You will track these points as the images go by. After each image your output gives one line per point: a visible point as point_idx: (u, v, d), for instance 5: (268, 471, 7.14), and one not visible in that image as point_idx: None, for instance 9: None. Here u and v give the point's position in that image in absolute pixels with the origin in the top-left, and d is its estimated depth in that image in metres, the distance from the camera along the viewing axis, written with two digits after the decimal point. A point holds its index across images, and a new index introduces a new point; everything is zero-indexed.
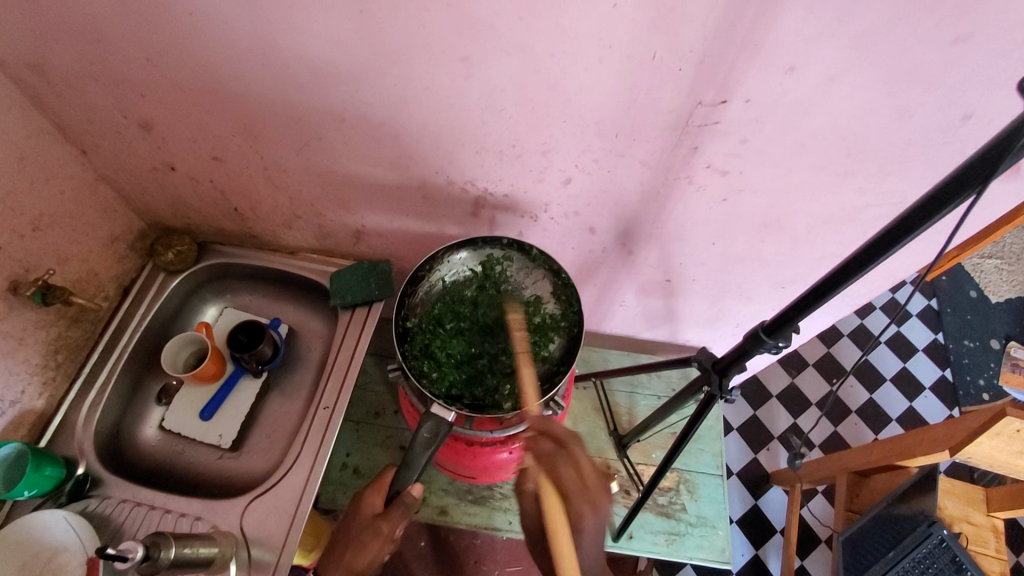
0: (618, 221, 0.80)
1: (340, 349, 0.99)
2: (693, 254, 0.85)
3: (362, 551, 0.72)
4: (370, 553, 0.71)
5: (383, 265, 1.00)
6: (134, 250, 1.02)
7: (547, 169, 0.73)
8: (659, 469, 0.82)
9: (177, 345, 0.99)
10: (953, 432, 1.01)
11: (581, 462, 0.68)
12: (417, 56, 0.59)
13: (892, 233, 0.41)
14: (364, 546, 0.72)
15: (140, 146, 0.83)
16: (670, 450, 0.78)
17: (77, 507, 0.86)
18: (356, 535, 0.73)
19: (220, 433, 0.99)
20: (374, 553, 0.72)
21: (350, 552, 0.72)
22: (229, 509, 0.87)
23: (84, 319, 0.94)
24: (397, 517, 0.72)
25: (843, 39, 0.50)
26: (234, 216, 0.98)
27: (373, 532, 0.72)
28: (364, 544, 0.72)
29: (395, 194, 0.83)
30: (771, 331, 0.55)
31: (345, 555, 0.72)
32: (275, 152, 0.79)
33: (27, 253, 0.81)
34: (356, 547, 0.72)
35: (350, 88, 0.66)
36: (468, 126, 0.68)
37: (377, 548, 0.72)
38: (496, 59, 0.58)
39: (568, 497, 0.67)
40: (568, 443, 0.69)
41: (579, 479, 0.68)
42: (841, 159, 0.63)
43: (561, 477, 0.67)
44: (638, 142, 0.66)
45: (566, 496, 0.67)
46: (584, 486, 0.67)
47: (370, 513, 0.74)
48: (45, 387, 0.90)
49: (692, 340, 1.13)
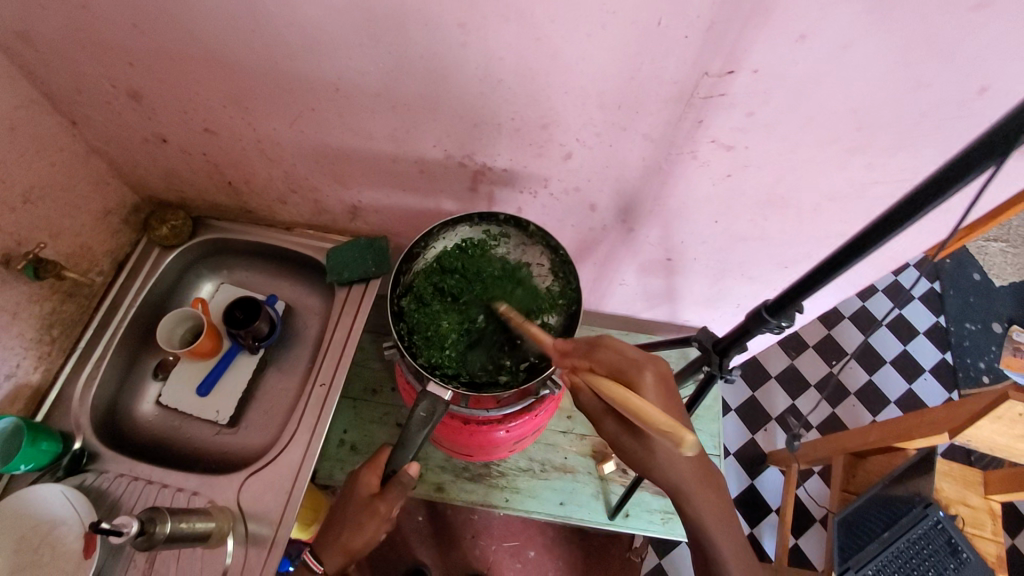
0: (619, 198, 0.79)
1: (337, 326, 0.98)
2: (695, 232, 0.84)
3: (360, 530, 0.72)
4: (367, 532, 0.72)
5: (381, 242, 0.98)
6: (128, 224, 1.01)
7: (547, 143, 0.71)
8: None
9: (172, 320, 0.98)
10: (952, 415, 1.00)
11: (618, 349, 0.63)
12: (412, 21, 0.57)
13: (907, 205, 0.40)
14: (361, 526, 0.72)
15: (130, 117, 0.81)
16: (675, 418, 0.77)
17: (75, 481, 0.87)
18: (354, 513, 0.73)
19: (217, 409, 0.98)
20: (372, 532, 0.72)
21: (348, 529, 0.72)
22: (226, 485, 0.87)
23: (78, 294, 0.93)
24: (394, 496, 0.72)
25: (857, 5, 0.48)
26: (229, 190, 0.96)
27: (369, 513, 0.72)
28: (361, 524, 0.72)
29: (391, 168, 0.82)
30: (774, 311, 0.53)
31: (343, 535, 0.73)
32: (268, 123, 0.77)
33: (18, 227, 0.80)
34: (353, 528, 0.72)
35: (344, 57, 0.63)
36: (467, 97, 0.66)
37: (374, 528, 0.72)
38: (494, 26, 0.56)
39: (623, 375, 0.61)
40: (597, 338, 0.65)
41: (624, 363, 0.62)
42: (850, 134, 0.61)
43: (603, 360, 0.63)
44: (641, 115, 0.64)
45: (620, 370, 0.62)
46: (631, 359, 0.62)
47: (366, 493, 0.74)
48: (40, 361, 0.89)
49: (692, 320, 1.12)
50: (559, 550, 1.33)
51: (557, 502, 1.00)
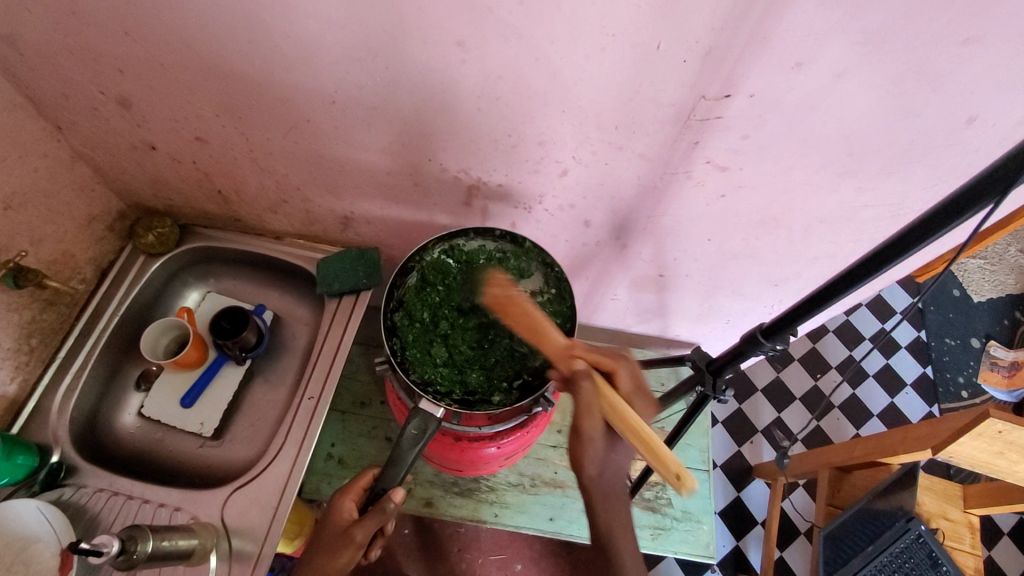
0: (614, 214, 0.79)
1: (327, 338, 0.97)
2: (688, 250, 0.84)
3: (332, 556, 0.70)
4: (341, 559, 0.70)
5: (372, 253, 0.98)
6: (113, 231, 0.99)
7: (544, 160, 0.71)
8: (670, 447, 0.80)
9: (157, 330, 0.96)
10: (934, 431, 1.02)
11: (634, 370, 0.65)
12: (412, 38, 0.57)
13: (913, 231, 0.40)
14: (335, 552, 0.70)
15: (118, 123, 0.80)
16: (675, 430, 0.76)
17: (51, 496, 0.84)
18: (331, 538, 0.72)
19: (202, 421, 0.97)
20: (346, 559, 0.70)
21: (324, 555, 0.71)
22: (210, 500, 0.85)
23: (59, 303, 0.91)
24: (372, 524, 0.70)
25: (853, 35, 0.48)
26: (218, 199, 0.95)
27: (344, 540, 0.70)
28: (335, 550, 0.70)
29: (386, 181, 0.81)
30: (768, 333, 0.54)
31: (316, 561, 0.71)
32: (261, 134, 0.76)
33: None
34: (328, 554, 0.70)
35: (342, 71, 0.63)
36: (464, 113, 0.65)
37: (347, 554, 0.70)
38: (494, 44, 0.56)
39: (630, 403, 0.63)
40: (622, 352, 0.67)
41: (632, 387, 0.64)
42: (842, 158, 0.62)
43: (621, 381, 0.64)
44: (638, 135, 0.64)
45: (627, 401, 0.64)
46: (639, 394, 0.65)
47: (346, 520, 0.73)
48: (17, 371, 0.86)
49: (682, 335, 1.13)
50: (546, 563, 1.32)
51: (546, 517, 0.99)
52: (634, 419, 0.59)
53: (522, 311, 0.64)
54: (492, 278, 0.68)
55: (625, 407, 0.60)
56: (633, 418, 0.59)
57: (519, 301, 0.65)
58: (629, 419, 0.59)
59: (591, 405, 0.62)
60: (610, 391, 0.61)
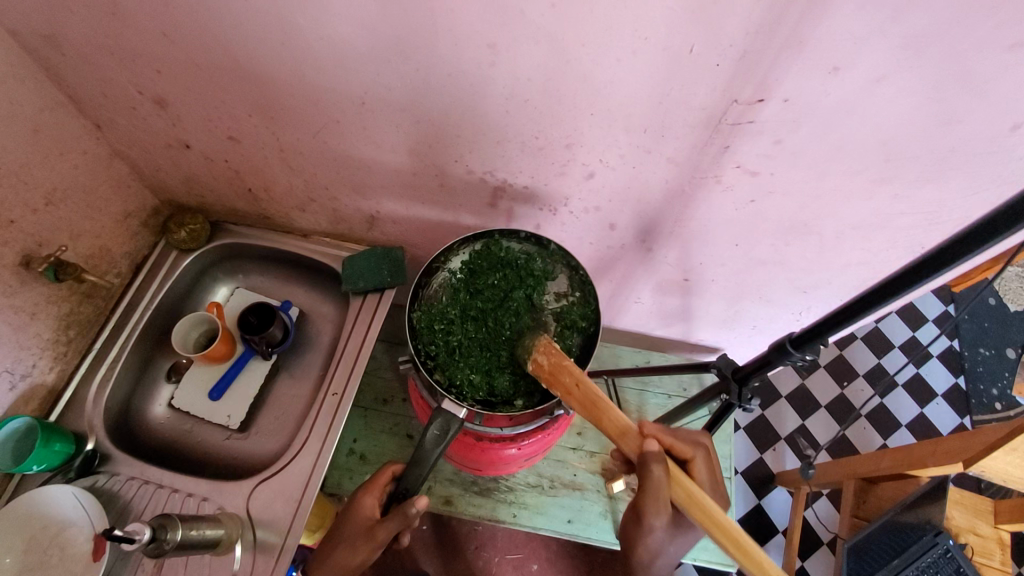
0: (640, 218, 0.78)
1: (351, 335, 0.98)
2: (714, 255, 0.83)
3: (353, 553, 0.71)
4: (360, 557, 0.71)
5: (397, 252, 0.99)
6: (147, 227, 1.02)
7: (570, 162, 0.71)
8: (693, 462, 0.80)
9: (188, 324, 0.98)
10: (967, 445, 0.99)
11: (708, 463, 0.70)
12: (442, 40, 0.57)
13: (966, 238, 0.38)
14: (358, 550, 0.71)
15: (154, 122, 0.82)
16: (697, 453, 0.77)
17: (86, 483, 0.87)
18: (350, 534, 0.73)
19: (229, 413, 0.99)
20: (365, 556, 0.71)
21: (344, 548, 0.72)
22: (236, 491, 0.87)
23: (96, 296, 0.94)
24: (395, 525, 0.70)
25: (894, 39, 0.47)
26: (248, 197, 0.97)
27: (366, 537, 0.71)
28: (355, 547, 0.71)
29: (412, 181, 0.82)
30: (798, 343, 0.53)
31: (335, 553, 0.73)
32: (292, 134, 0.77)
33: (40, 228, 0.81)
34: (348, 549, 0.72)
35: (372, 72, 0.63)
36: (492, 115, 0.66)
37: (368, 553, 0.71)
38: (524, 47, 0.56)
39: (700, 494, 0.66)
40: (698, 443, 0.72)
41: (704, 478, 0.69)
42: (878, 165, 0.61)
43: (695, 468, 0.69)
44: (667, 138, 0.63)
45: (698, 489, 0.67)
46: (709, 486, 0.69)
47: (366, 516, 0.74)
48: (56, 361, 0.89)
49: (706, 340, 1.11)
50: (562, 564, 1.32)
51: (564, 519, 0.99)
52: (712, 506, 0.58)
53: (578, 380, 0.64)
54: (540, 346, 0.68)
55: (703, 495, 0.60)
56: (713, 507, 0.58)
57: (572, 370, 0.65)
58: (706, 507, 0.58)
59: (661, 491, 0.61)
60: (685, 478, 0.61)
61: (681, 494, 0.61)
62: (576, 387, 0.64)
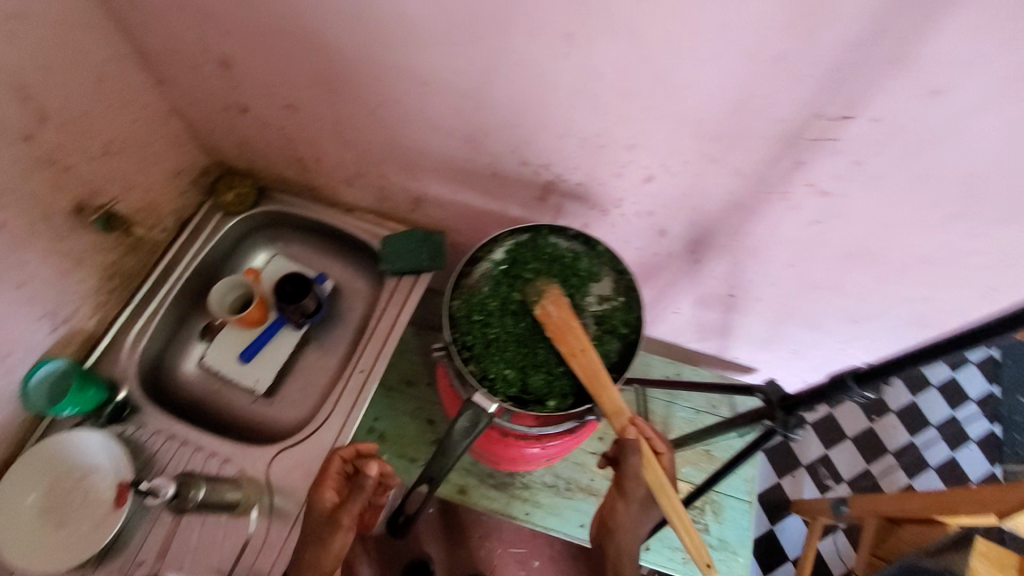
0: (694, 228, 0.76)
1: (384, 314, 0.98)
2: (766, 273, 0.80)
3: (324, 548, 0.73)
4: (333, 547, 0.73)
5: (437, 236, 0.98)
6: (196, 186, 1.02)
7: (631, 164, 0.68)
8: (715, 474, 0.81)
9: (226, 285, 0.99)
10: (1002, 496, 0.92)
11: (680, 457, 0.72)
12: (517, 26, 0.55)
13: None
14: (327, 543, 0.73)
15: (215, 83, 0.82)
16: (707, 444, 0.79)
17: (115, 430, 0.88)
18: (315, 528, 0.75)
19: (255, 378, 0.99)
20: (338, 545, 0.73)
21: (314, 547, 0.73)
22: (256, 456, 0.87)
23: (141, 249, 0.95)
24: (358, 502, 0.75)
25: (1007, 67, 0.44)
26: (297, 166, 0.97)
27: (332, 525, 0.74)
28: (324, 540, 0.73)
29: (463, 167, 0.80)
30: (861, 379, 0.50)
31: (306, 553, 0.74)
32: (350, 108, 0.77)
33: (96, 177, 0.82)
34: (318, 546, 0.73)
35: (440, 53, 0.62)
36: (557, 108, 0.64)
37: (341, 540, 0.74)
38: (602, 40, 0.54)
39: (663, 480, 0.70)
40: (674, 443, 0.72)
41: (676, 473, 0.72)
42: (961, 199, 0.57)
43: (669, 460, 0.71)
44: (737, 148, 0.60)
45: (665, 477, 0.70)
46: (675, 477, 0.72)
47: (325, 509, 0.76)
48: (97, 309, 0.91)
49: (740, 359, 1.08)
50: (565, 565, 1.31)
51: (577, 523, 0.98)
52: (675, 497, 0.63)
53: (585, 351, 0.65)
54: (551, 298, 0.69)
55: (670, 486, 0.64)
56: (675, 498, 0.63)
57: (581, 339, 0.65)
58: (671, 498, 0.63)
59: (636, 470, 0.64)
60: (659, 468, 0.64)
61: (652, 480, 0.64)
62: (583, 356, 0.65)
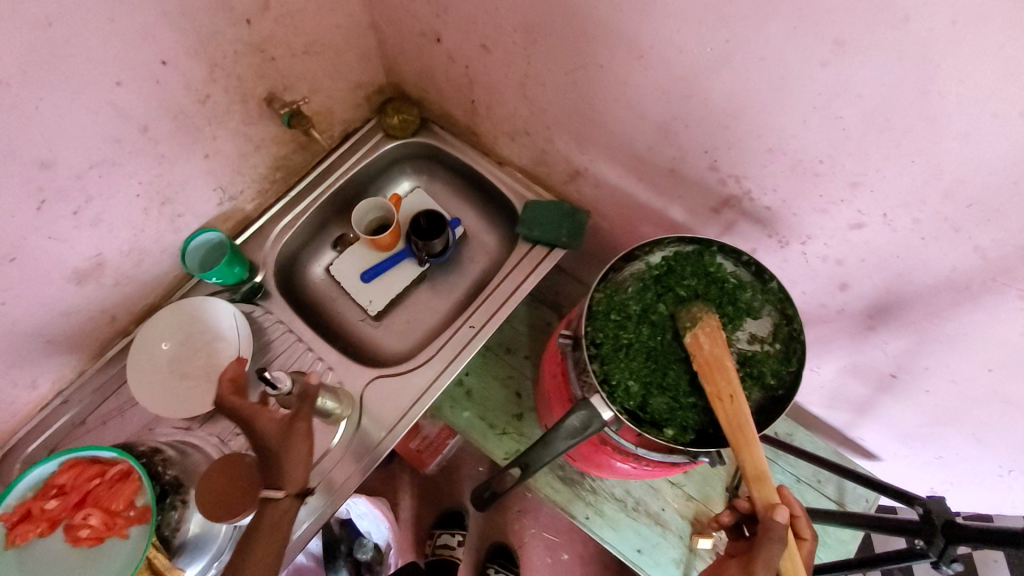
0: (883, 291, 0.65)
1: (507, 277, 0.96)
2: (949, 366, 0.68)
3: (297, 459, 0.69)
4: (302, 453, 0.70)
5: (582, 216, 0.94)
6: (369, 102, 1.05)
7: (842, 203, 0.59)
8: (879, 557, 0.71)
9: (370, 206, 1.02)
10: None
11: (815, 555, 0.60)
12: (780, 19, 0.48)
13: None
14: (297, 450, 0.70)
15: (420, 7, 0.81)
16: (881, 520, 0.68)
17: (245, 308, 0.95)
18: (279, 450, 0.70)
19: (371, 299, 1.03)
20: (306, 448, 0.70)
21: (285, 464, 0.69)
22: (357, 374, 0.91)
23: (308, 149, 0.99)
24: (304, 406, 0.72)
25: None
26: (467, 107, 0.95)
27: (292, 432, 0.71)
28: (291, 452, 0.70)
29: (641, 154, 0.74)
30: None
31: (287, 474, 0.69)
32: (546, 63, 0.73)
33: (291, 73, 0.85)
34: (289, 461, 0.69)
35: (673, 28, 0.56)
36: (782, 120, 0.56)
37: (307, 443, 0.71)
38: (881, 59, 0.45)
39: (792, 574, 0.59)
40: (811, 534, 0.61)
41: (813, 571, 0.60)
42: None
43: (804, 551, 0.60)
44: (992, 224, 0.50)
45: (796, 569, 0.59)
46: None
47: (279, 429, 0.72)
48: (258, 194, 0.97)
49: (864, 441, 0.96)
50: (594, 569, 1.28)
51: (633, 547, 0.93)
52: None
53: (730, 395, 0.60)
54: (700, 331, 0.64)
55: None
56: None
57: (727, 379, 0.60)
58: None
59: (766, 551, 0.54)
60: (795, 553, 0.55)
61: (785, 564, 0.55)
62: (725, 403, 0.60)
